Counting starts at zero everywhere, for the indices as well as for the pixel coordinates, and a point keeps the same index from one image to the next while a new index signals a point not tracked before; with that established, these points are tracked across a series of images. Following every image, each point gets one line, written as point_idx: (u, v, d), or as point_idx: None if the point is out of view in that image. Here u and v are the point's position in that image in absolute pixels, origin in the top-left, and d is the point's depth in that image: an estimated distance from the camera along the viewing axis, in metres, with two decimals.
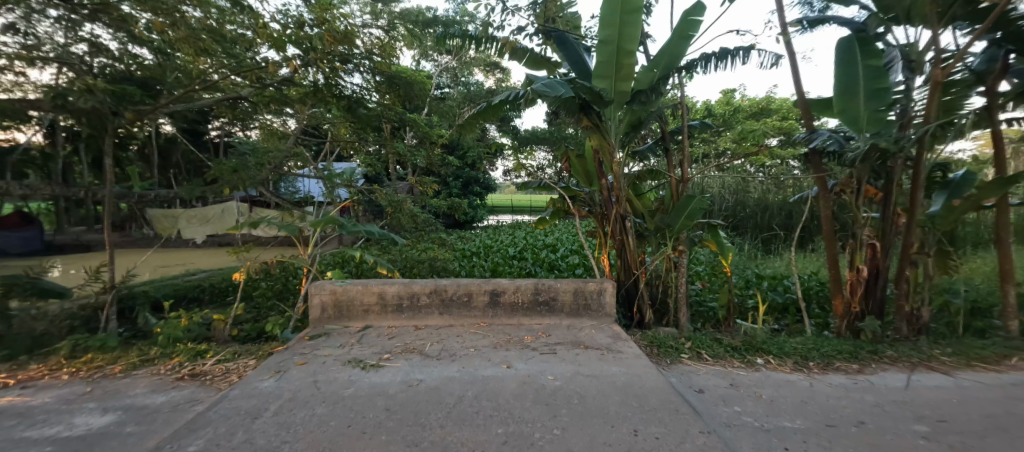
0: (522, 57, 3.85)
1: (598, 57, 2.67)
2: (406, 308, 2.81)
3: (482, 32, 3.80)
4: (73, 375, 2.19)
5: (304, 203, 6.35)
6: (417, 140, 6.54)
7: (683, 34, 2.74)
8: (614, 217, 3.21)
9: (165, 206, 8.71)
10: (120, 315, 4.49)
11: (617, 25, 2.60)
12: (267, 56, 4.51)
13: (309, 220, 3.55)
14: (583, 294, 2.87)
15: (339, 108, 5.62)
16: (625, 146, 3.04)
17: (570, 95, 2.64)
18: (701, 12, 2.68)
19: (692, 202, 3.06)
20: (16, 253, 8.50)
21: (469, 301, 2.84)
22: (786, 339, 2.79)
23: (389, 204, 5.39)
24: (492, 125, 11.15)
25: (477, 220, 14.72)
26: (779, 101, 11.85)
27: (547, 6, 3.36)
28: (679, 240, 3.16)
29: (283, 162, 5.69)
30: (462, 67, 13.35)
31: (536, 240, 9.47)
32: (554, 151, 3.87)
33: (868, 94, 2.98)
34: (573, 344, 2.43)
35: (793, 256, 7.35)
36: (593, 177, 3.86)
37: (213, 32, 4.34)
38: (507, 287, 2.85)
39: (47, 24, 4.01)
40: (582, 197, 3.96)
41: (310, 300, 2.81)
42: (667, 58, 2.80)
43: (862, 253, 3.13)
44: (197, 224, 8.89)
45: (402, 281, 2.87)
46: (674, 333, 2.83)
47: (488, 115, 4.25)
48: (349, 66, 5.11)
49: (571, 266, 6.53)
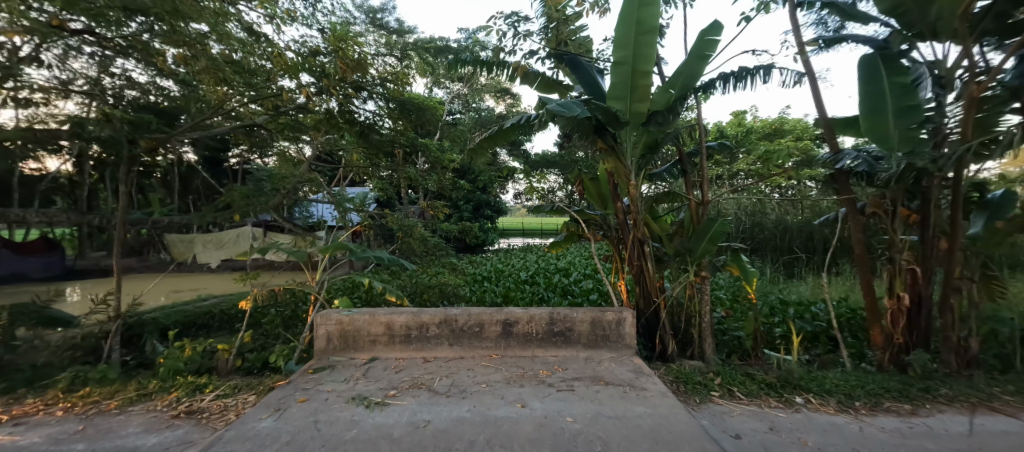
0: (533, 81, 3.83)
1: (612, 79, 2.62)
2: (415, 339, 2.68)
3: (494, 57, 3.80)
4: (67, 411, 2.09)
5: (316, 228, 6.35)
6: (429, 165, 6.56)
7: (700, 54, 2.66)
8: (631, 242, 3.07)
9: (183, 231, 8.80)
10: (128, 343, 4.43)
11: (632, 46, 2.54)
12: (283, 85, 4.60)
13: (318, 247, 3.48)
14: (600, 325, 2.71)
15: (351, 134, 5.67)
16: (642, 168, 2.94)
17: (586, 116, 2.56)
18: (718, 31, 2.61)
19: (713, 225, 2.92)
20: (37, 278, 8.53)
21: (481, 332, 2.71)
22: (823, 374, 2.57)
23: (400, 229, 5.34)
24: (503, 150, 11.23)
25: (488, 243, 14.65)
26: (793, 122, 11.73)
27: (558, 30, 3.33)
28: (701, 266, 2.99)
29: (296, 188, 5.72)
30: (473, 93, 13.63)
31: (548, 264, 9.31)
32: (567, 174, 3.78)
33: (897, 111, 2.85)
34: (592, 379, 2.26)
35: (817, 281, 7.05)
36: (608, 200, 3.75)
37: (233, 63, 4.43)
38: (521, 317, 2.71)
39: (82, 59, 4.13)
40: (596, 220, 3.84)
41: (316, 331, 2.70)
42: (684, 79, 2.72)
43: (901, 279, 2.92)
44: (212, 249, 8.92)
45: (410, 310, 2.75)
46: (700, 366, 2.63)
47: (500, 139, 4.21)
48: (362, 92, 5.18)
49: (585, 291, 6.34)
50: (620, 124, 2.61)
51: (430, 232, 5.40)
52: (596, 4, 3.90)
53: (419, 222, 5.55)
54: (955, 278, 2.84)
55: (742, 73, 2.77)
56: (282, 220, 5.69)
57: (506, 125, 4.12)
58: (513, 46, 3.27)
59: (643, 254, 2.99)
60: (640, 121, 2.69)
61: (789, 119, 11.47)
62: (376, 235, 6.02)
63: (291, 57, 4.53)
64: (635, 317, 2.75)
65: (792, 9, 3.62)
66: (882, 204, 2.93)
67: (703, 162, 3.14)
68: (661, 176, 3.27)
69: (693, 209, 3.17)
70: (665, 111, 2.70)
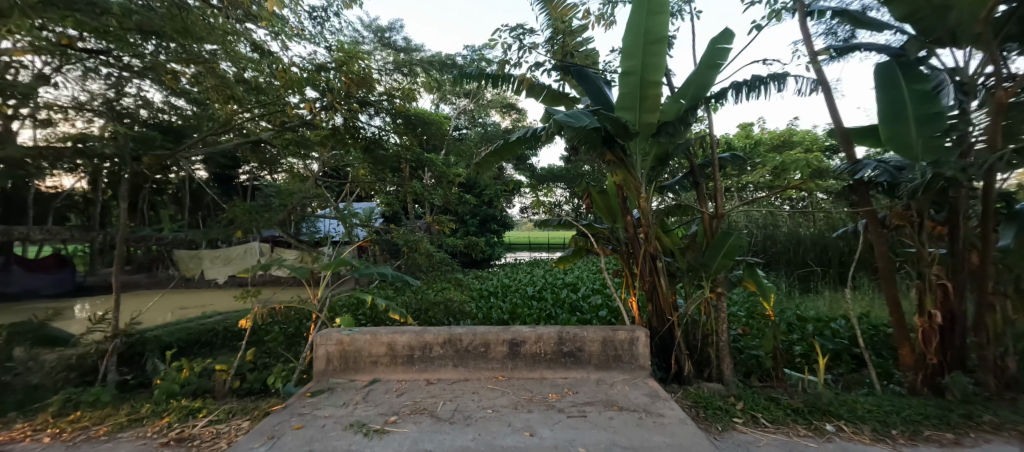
0: (540, 94, 3.78)
1: (621, 89, 2.54)
2: (417, 360, 2.57)
3: (499, 71, 3.76)
4: (54, 438, 2.00)
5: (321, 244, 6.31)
6: (435, 180, 6.51)
7: (711, 63, 2.59)
8: (643, 257, 2.95)
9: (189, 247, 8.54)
10: (129, 362, 4.37)
11: (641, 55, 2.47)
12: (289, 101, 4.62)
13: (320, 263, 3.40)
14: (612, 344, 2.58)
15: (357, 149, 5.66)
16: (653, 180, 2.84)
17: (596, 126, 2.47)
18: (730, 39, 2.53)
19: (729, 239, 2.80)
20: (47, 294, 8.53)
21: (486, 352, 2.59)
22: (852, 398, 2.40)
23: (405, 244, 5.27)
24: (509, 164, 11.21)
25: (495, 258, 14.53)
26: (802, 133, 11.59)
27: (564, 41, 3.28)
28: (717, 281, 2.87)
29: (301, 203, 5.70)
30: (479, 108, 13.73)
31: (556, 279, 9.16)
32: (575, 188, 3.69)
33: (919, 119, 2.74)
34: (604, 404, 2.13)
35: (834, 295, 6.82)
36: (616, 213, 3.65)
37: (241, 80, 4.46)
38: (528, 336, 2.59)
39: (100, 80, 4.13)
40: (605, 234, 3.73)
41: (316, 351, 2.60)
42: (695, 89, 2.64)
43: (932, 296, 2.77)
44: (219, 265, 8.69)
45: (413, 329, 2.65)
46: (718, 389, 2.48)
47: (506, 152, 4.15)
48: (368, 108, 5.18)
49: (594, 307, 6.18)
50: (630, 135, 2.53)
51: (435, 247, 5.32)
52: (602, 16, 3.86)
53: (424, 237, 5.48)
54: (989, 294, 2.68)
55: (756, 82, 2.68)
56: (288, 235, 5.65)
57: (512, 138, 4.06)
58: (519, 58, 3.22)
59: (656, 269, 2.88)
60: (650, 132, 2.61)
61: (798, 131, 11.36)
62: (381, 251, 5.95)
63: (296, 73, 4.55)
64: (648, 336, 2.61)
65: (803, 18, 3.54)
66: (906, 217, 2.79)
67: (716, 173, 3.04)
68: (672, 188, 3.17)
69: (706, 222, 3.05)
70: (676, 121, 2.62)
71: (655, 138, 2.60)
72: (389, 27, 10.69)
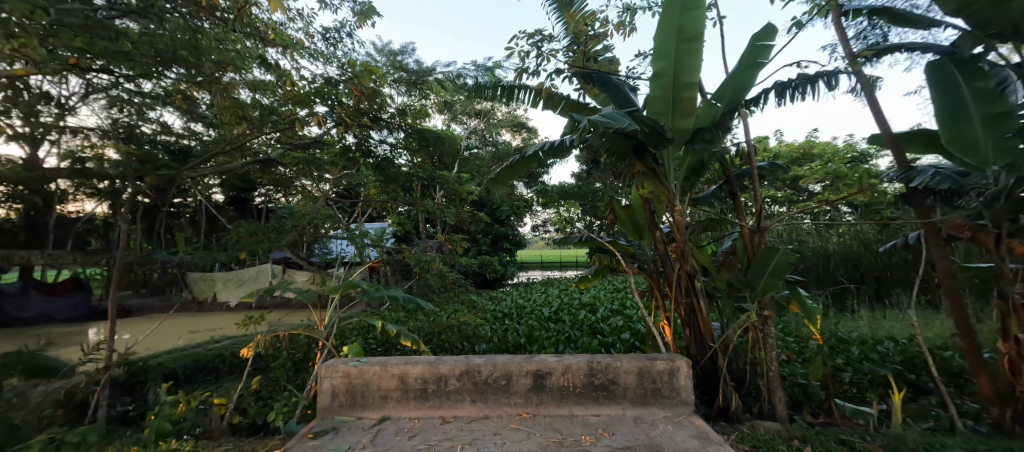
0: (557, 106, 3.60)
1: (651, 92, 2.35)
2: (431, 394, 2.31)
3: (515, 81, 3.61)
4: None
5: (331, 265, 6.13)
6: (447, 198, 6.33)
7: (752, 62, 2.36)
8: (679, 276, 2.69)
9: (204, 270, 8.41)
10: (132, 392, 4.18)
11: (674, 55, 2.27)
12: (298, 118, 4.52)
13: (326, 287, 3.17)
14: (650, 376, 2.31)
15: (367, 168, 5.53)
16: (689, 191, 2.61)
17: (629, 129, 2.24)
18: (773, 36, 2.31)
19: (776, 255, 2.54)
20: (61, 320, 7.77)
21: (508, 385, 2.32)
22: (934, 440, 2.07)
23: (416, 264, 5.07)
24: (521, 182, 11.06)
25: (507, 277, 14.23)
26: (822, 145, 11.24)
27: (584, 48, 3.10)
28: (764, 303, 2.59)
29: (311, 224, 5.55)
30: (489, 128, 13.75)
31: (572, 299, 8.81)
32: (598, 202, 3.45)
33: (985, 119, 2.43)
34: (649, 450, 1.84)
35: (873, 315, 6.36)
36: (643, 229, 3.40)
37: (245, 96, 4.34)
38: (555, 367, 2.32)
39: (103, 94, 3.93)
40: (631, 252, 3.47)
41: (321, 384, 2.36)
42: (733, 90, 2.42)
43: (1016, 317, 2.47)
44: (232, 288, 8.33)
45: (427, 360, 2.40)
46: (776, 429, 2.17)
47: (522, 167, 3.95)
48: (378, 126, 5.05)
49: (615, 330, 5.83)
50: (665, 141, 2.32)
51: (448, 268, 5.11)
52: (621, 24, 3.68)
53: (436, 257, 5.27)
54: None
55: (801, 81, 2.44)
56: (297, 257, 5.50)
57: (528, 154, 3.85)
58: (537, 67, 3.05)
59: (695, 289, 2.59)
60: (686, 137, 2.41)
61: (818, 143, 11.03)
62: (392, 272, 5.75)
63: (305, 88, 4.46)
64: (691, 367, 2.32)
65: (839, 17, 3.31)
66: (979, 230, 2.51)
67: (755, 182, 2.79)
68: (706, 200, 2.94)
69: (746, 237, 2.79)
70: (713, 126, 2.40)
71: (690, 145, 2.38)
72: (401, 50, 10.80)
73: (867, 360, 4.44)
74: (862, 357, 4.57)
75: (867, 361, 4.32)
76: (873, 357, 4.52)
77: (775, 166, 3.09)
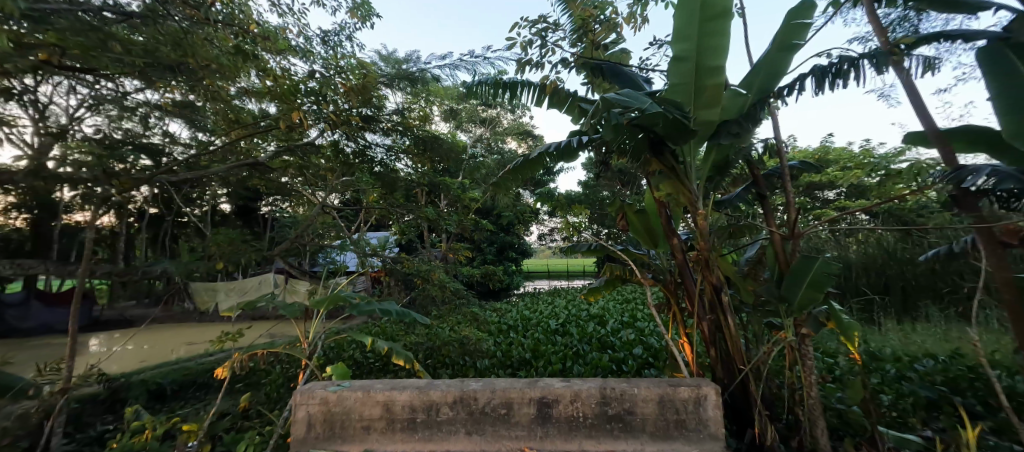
0: (563, 105, 3.33)
1: (671, 78, 2.08)
2: (420, 426, 2.02)
3: (517, 78, 3.36)
4: None
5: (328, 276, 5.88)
6: (449, 205, 6.05)
7: (787, 45, 2.07)
8: (703, 288, 2.38)
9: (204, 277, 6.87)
10: (111, 411, 3.92)
11: (697, 36, 1.98)
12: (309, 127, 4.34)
13: (308, 301, 2.88)
14: (672, 406, 2.00)
15: (365, 173, 5.27)
16: (713, 193, 2.33)
17: (646, 119, 1.97)
18: (812, 12, 2.01)
19: (814, 265, 2.26)
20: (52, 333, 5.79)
21: (508, 416, 2.02)
22: None
23: (416, 275, 4.81)
24: (527, 189, 10.80)
25: (512, 287, 13.91)
26: (838, 150, 10.85)
27: (591, 37, 2.84)
28: (801, 320, 2.28)
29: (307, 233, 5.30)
30: (495, 136, 13.57)
31: (580, 310, 8.47)
32: (608, 206, 3.18)
33: None
34: None
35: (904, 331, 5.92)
36: (657, 236, 3.12)
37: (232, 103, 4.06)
38: (563, 394, 2.02)
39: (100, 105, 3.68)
40: (646, 262, 3.18)
41: (295, 413, 2.07)
42: (765, 77, 2.14)
43: None
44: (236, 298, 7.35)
45: (416, 384, 2.11)
46: None
47: (526, 170, 3.67)
48: (375, 127, 4.80)
49: (627, 344, 5.47)
50: (687, 135, 2.04)
51: (449, 278, 4.81)
52: (632, 15, 3.41)
53: (437, 266, 4.99)
54: None
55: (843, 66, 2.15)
56: (292, 267, 5.25)
57: (533, 157, 3.55)
58: (541, 59, 2.78)
59: (723, 305, 2.27)
60: (711, 131, 2.14)
61: (834, 149, 10.66)
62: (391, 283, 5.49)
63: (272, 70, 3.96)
64: (721, 397, 2.01)
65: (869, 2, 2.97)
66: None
67: (787, 183, 2.48)
68: (731, 204, 2.65)
69: (777, 245, 2.51)
70: (740, 118, 2.12)
71: (715, 140, 2.11)
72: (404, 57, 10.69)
73: (905, 380, 4.05)
74: (898, 377, 4.18)
75: (905, 381, 3.94)
76: (911, 376, 4.12)
77: (805, 166, 2.79)
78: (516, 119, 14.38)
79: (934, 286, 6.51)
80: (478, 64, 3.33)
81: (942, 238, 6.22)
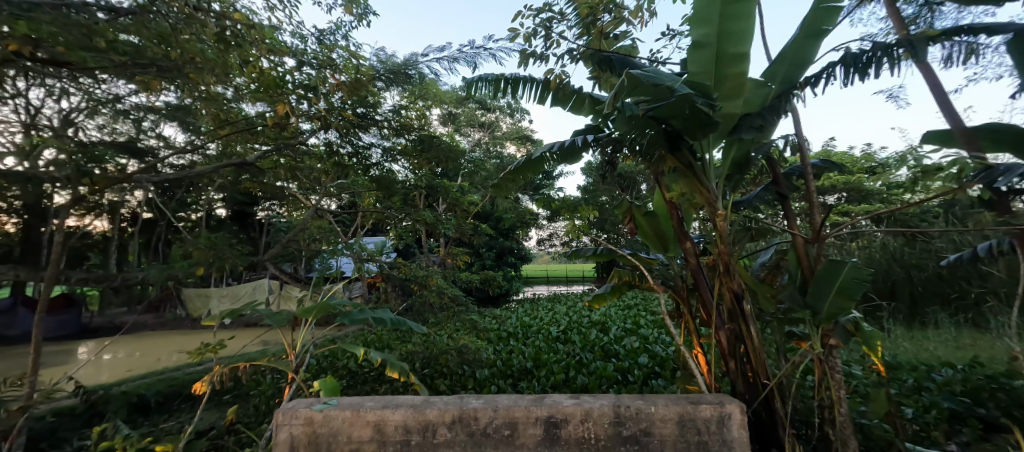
0: (567, 102, 3.16)
1: (689, 67, 1.92)
2: (414, 450, 1.83)
3: (519, 74, 3.20)
4: None
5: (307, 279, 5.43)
6: (448, 209, 5.85)
7: (814, 30, 1.90)
8: (723, 295, 2.20)
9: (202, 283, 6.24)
10: (88, 425, 3.70)
11: (718, 20, 1.82)
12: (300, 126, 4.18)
13: (295, 309, 2.67)
14: (693, 426, 1.82)
15: (360, 175, 5.08)
16: (732, 192, 2.17)
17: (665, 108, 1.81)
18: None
19: (842, 271, 2.10)
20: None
21: (512, 437, 1.82)
22: None
23: (413, 281, 4.62)
24: (526, 193, 10.64)
25: (511, 292, 13.72)
26: (841, 154, 10.73)
27: (598, 29, 2.68)
28: (828, 330, 2.12)
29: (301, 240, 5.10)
30: (494, 140, 13.44)
31: (580, 317, 8.29)
32: (616, 208, 3.04)
33: None
34: None
35: (916, 338, 5.75)
36: (667, 240, 2.97)
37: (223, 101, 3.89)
38: (572, 413, 1.83)
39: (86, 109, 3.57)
40: (656, 267, 3.02)
41: (277, 435, 1.87)
42: (789, 67, 1.98)
43: None
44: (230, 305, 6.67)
45: (410, 403, 1.91)
46: None
47: (528, 171, 3.50)
48: (370, 128, 4.62)
49: (631, 353, 5.27)
50: (708, 129, 1.88)
51: (447, 283, 4.61)
52: (639, 8, 3.25)
53: (435, 272, 4.79)
54: None
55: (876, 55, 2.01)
56: (284, 273, 5.05)
57: (536, 157, 3.37)
58: (546, 51, 2.61)
59: (745, 314, 2.10)
60: (732, 124, 1.99)
61: (835, 153, 10.56)
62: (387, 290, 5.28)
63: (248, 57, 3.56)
64: (746, 416, 1.83)
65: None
66: None
67: (809, 182, 2.32)
68: (748, 204, 2.50)
69: (799, 249, 2.34)
70: (762, 111, 1.97)
71: (737, 135, 1.95)
72: None
73: (923, 391, 3.87)
74: (916, 387, 4.00)
75: (925, 393, 3.75)
76: (929, 387, 3.95)
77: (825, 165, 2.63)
78: (516, 123, 14.27)
79: (943, 292, 6.35)
80: (479, 56, 3.17)
81: (950, 243, 6.09)
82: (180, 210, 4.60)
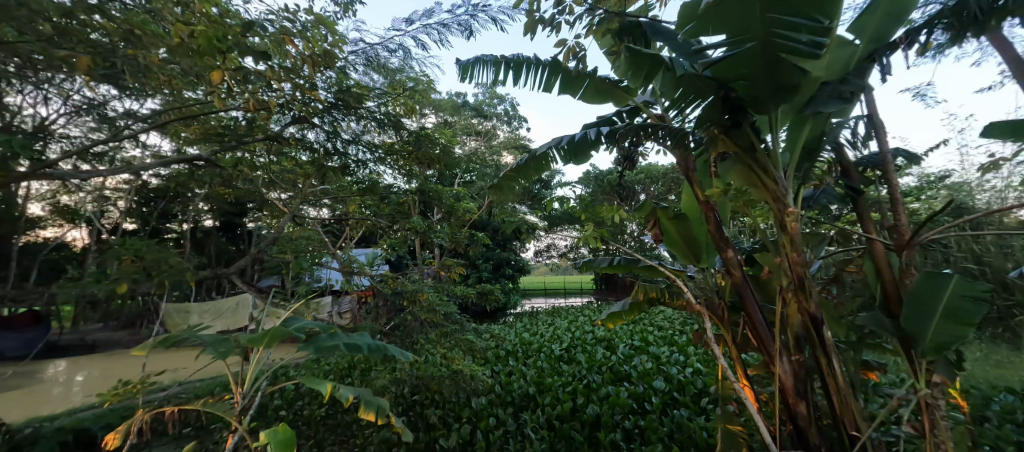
0: (578, 88, 2.70)
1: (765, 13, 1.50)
2: None
3: (521, 55, 2.71)
4: None
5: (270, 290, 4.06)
6: (442, 217, 5.33)
7: None
8: (792, 318, 1.70)
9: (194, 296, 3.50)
10: None
11: None
12: (277, 125, 3.72)
13: (242, 338, 2.10)
14: None
15: (342, 180, 4.55)
16: (803, 185, 1.69)
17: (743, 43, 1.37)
18: None
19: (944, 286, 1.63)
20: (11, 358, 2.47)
21: None
22: None
23: (402, 296, 4.08)
24: (526, 202, 10.17)
25: (510, 306, 13.14)
26: None
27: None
28: (930, 364, 1.63)
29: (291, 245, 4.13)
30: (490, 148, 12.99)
31: (584, 333, 7.77)
32: (636, 208, 2.56)
33: None
34: None
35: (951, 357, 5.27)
36: (698, 248, 2.49)
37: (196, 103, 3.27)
38: None
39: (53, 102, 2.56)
40: (684, 281, 2.53)
41: None
42: (876, 21, 1.52)
43: None
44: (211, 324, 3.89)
45: None
46: None
47: (529, 170, 2.98)
48: (354, 126, 4.10)
49: (644, 375, 4.74)
50: (786, 95, 1.43)
51: (440, 299, 4.07)
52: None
53: (427, 286, 4.26)
54: None
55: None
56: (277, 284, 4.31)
57: (542, 153, 2.88)
58: (557, 17, 2.14)
59: (822, 343, 1.61)
60: (810, 93, 1.54)
61: None
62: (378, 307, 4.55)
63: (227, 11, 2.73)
64: None
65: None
66: None
67: (889, 173, 1.86)
68: None
69: (877, 257, 1.86)
70: (846, 76, 1.52)
71: (815, 108, 1.51)
72: None
73: (981, 422, 3.37)
74: (972, 418, 3.49)
75: (986, 426, 3.24)
76: (985, 414, 3.46)
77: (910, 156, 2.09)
78: (513, 131, 13.88)
79: None
80: (475, 21, 2.76)
81: None
82: (165, 224, 3.18)
